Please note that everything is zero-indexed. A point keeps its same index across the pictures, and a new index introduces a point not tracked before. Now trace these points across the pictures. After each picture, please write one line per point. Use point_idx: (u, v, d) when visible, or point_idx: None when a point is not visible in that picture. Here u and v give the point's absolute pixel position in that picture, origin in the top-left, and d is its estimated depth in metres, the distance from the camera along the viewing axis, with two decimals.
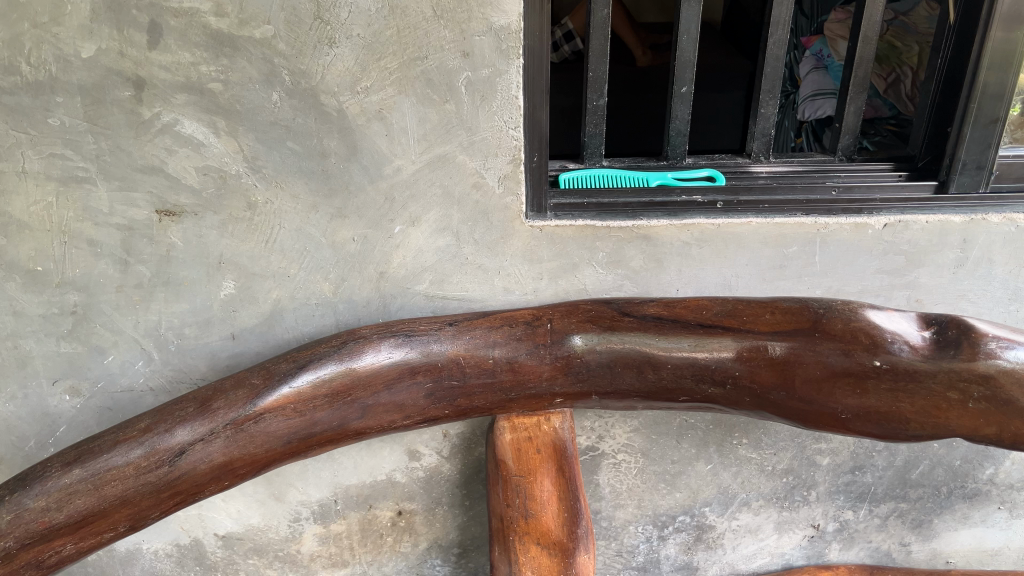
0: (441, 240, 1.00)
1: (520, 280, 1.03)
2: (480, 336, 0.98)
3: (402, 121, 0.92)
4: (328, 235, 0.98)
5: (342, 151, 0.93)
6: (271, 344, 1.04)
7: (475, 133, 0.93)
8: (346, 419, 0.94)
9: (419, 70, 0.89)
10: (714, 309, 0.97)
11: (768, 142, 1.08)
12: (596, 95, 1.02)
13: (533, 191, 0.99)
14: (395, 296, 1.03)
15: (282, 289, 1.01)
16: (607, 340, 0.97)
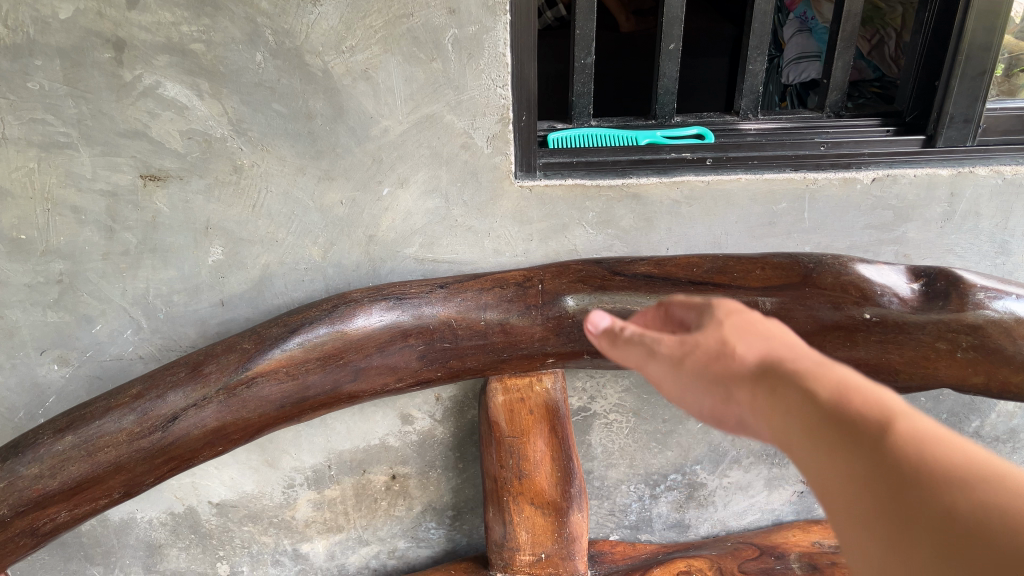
0: (430, 203, 0.99)
1: (510, 242, 1.02)
2: (471, 298, 0.98)
3: (388, 80, 0.91)
4: (316, 199, 0.97)
5: (328, 112, 0.92)
6: (262, 310, 1.04)
7: (463, 92, 0.92)
8: (339, 382, 0.95)
9: (405, 28, 0.88)
10: (705, 266, 0.96)
11: (756, 99, 1.08)
12: (583, 53, 1.02)
13: (522, 151, 0.98)
14: (384, 260, 1.02)
15: (271, 254, 1.00)
16: (599, 299, 0.97)
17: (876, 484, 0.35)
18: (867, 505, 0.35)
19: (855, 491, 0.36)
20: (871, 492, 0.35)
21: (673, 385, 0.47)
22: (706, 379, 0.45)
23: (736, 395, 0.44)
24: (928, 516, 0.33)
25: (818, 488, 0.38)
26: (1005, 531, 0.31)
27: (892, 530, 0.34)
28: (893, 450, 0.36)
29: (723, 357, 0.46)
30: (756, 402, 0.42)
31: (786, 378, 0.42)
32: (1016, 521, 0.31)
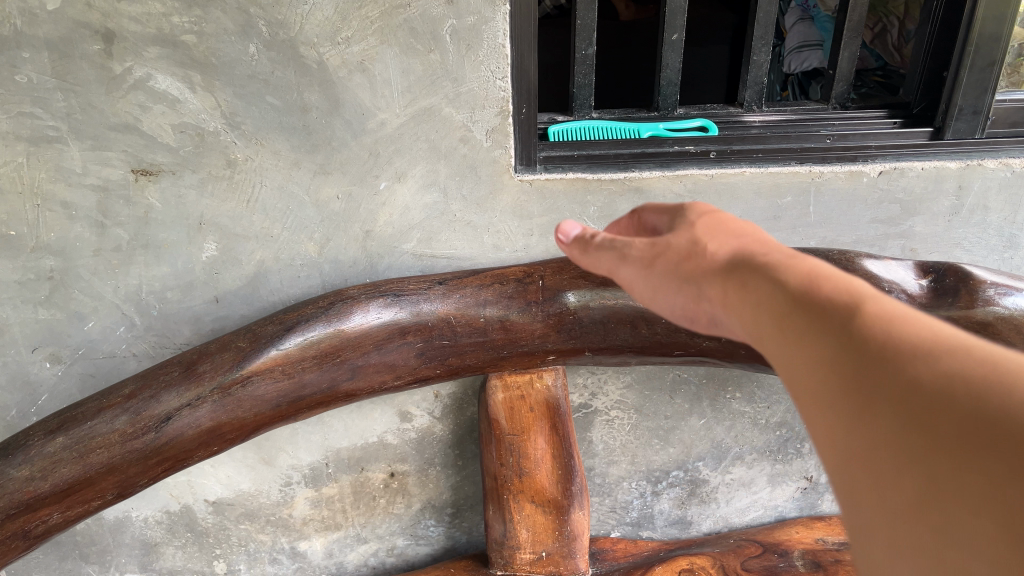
0: (428, 197, 0.97)
1: (510, 237, 1.00)
2: (471, 294, 0.96)
3: (385, 72, 0.89)
4: (312, 193, 0.95)
5: (324, 105, 0.90)
6: (257, 307, 1.02)
7: (462, 84, 0.90)
8: (336, 381, 0.93)
9: (401, 18, 0.86)
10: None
11: (761, 90, 1.06)
12: (584, 44, 1.00)
13: (521, 144, 0.96)
14: (382, 256, 1.00)
15: (266, 250, 0.98)
16: (601, 295, 0.96)
17: (841, 355, 0.40)
18: (831, 375, 0.40)
19: (822, 365, 0.40)
20: (837, 364, 0.40)
21: (655, 283, 0.58)
22: (683, 278, 0.56)
23: (707, 287, 0.54)
24: (884, 377, 0.37)
25: (788, 365, 0.43)
26: (944, 383, 0.35)
27: (851, 392, 0.38)
28: (852, 326, 0.40)
29: (695, 258, 0.56)
30: (726, 291, 0.51)
31: (748, 266, 0.51)
32: (953, 373, 0.35)
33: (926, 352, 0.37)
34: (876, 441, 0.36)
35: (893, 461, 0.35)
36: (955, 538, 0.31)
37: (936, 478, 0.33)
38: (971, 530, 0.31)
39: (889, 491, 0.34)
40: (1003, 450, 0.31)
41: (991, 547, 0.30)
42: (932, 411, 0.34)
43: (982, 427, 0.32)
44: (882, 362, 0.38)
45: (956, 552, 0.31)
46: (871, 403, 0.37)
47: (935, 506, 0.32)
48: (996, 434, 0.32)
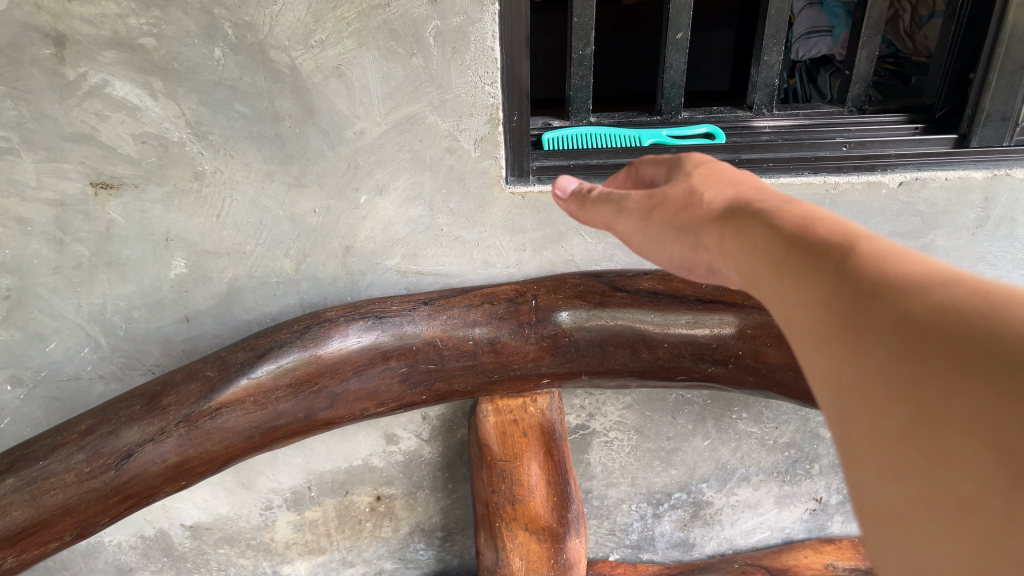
0: (413, 210, 0.89)
1: (501, 252, 0.93)
2: (459, 314, 0.90)
3: (363, 78, 0.82)
4: (286, 207, 0.88)
5: (297, 113, 0.83)
6: (230, 326, 0.95)
7: (447, 90, 0.83)
8: (313, 410, 0.86)
9: (381, 20, 0.79)
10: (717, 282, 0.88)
11: (772, 92, 0.98)
12: (581, 44, 0.92)
13: (513, 154, 0.89)
14: (364, 272, 0.93)
15: (239, 267, 0.91)
16: (598, 316, 0.89)
17: (833, 285, 0.36)
18: (823, 305, 0.36)
19: (813, 299, 0.37)
20: (829, 295, 0.36)
21: (652, 232, 0.56)
22: (677, 228, 0.54)
23: (703, 235, 0.51)
24: (880, 306, 0.34)
25: (779, 304, 0.40)
26: (943, 309, 0.31)
27: (843, 324, 0.35)
28: (848, 259, 0.37)
29: (690, 208, 0.54)
30: (723, 238, 0.48)
31: (746, 211, 0.48)
32: (953, 302, 0.32)
33: (926, 282, 0.33)
34: (866, 370, 0.32)
35: (886, 390, 0.31)
36: (945, 460, 0.28)
37: (929, 402, 0.29)
38: (965, 450, 0.27)
39: (879, 420, 0.31)
40: (1003, 371, 0.28)
41: (984, 465, 0.27)
42: (929, 338, 0.31)
43: (984, 350, 0.29)
44: (879, 292, 0.34)
45: (948, 473, 0.28)
46: (862, 333, 0.33)
47: (929, 431, 0.29)
48: (999, 357, 0.28)
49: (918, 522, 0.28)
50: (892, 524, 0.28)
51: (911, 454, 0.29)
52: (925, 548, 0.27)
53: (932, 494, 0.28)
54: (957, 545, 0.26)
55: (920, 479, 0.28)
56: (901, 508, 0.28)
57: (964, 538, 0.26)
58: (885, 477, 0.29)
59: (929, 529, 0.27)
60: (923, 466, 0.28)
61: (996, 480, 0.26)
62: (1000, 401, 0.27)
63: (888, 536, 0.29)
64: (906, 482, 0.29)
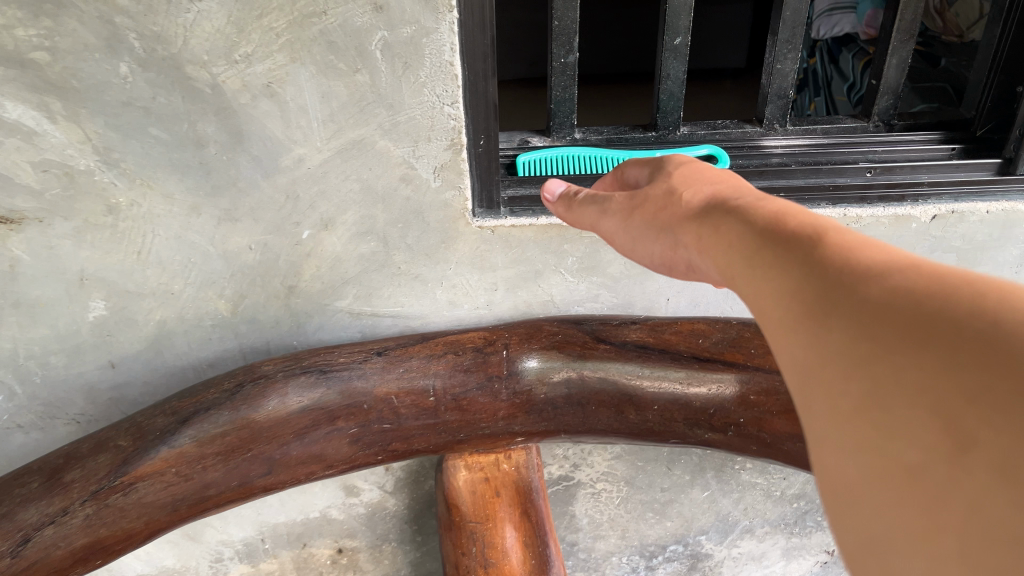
0: (364, 246, 0.77)
1: (469, 292, 0.81)
2: (417, 367, 0.78)
3: (299, 97, 0.69)
4: (217, 243, 0.76)
5: (223, 138, 0.71)
6: (162, 373, 0.83)
7: (399, 111, 0.71)
8: (248, 477, 0.75)
9: (316, 30, 0.66)
10: (714, 337, 0.75)
11: (785, 105, 0.85)
12: (563, 51, 0.80)
13: (480, 182, 0.76)
14: (310, 315, 0.81)
15: (167, 309, 0.79)
16: (576, 371, 0.77)
17: (801, 274, 0.35)
18: (788, 293, 0.34)
19: (776, 286, 0.35)
20: (795, 282, 0.34)
21: (632, 230, 0.54)
22: (657, 228, 0.52)
23: (681, 232, 0.49)
24: (843, 291, 0.32)
25: (748, 294, 0.38)
26: (900, 291, 0.30)
27: (806, 309, 0.33)
28: (815, 249, 0.35)
29: (667, 205, 0.52)
30: (702, 235, 0.46)
31: (725, 209, 0.46)
32: (912, 283, 0.30)
33: (886, 268, 0.32)
34: (825, 349, 0.30)
35: (839, 365, 0.29)
36: (894, 430, 0.26)
37: (883, 376, 0.28)
38: (915, 417, 0.25)
39: (831, 398, 0.29)
40: (954, 343, 0.26)
41: (934, 432, 0.25)
42: (886, 317, 0.29)
43: (936, 325, 0.27)
44: (842, 278, 0.33)
45: (897, 441, 0.25)
46: (822, 315, 0.32)
47: (876, 402, 0.27)
48: (951, 329, 0.27)
49: (863, 490, 0.25)
50: (838, 497, 0.26)
51: (862, 426, 0.27)
52: (870, 519, 0.25)
53: (878, 461, 0.26)
54: (905, 510, 0.24)
55: (866, 449, 0.26)
56: (847, 480, 0.26)
57: (908, 503, 0.24)
58: (835, 450, 0.27)
59: (872, 496, 0.25)
60: (871, 434, 0.26)
61: (943, 444, 0.24)
62: (950, 371, 0.26)
63: (834, 509, 0.26)
64: (853, 453, 0.26)
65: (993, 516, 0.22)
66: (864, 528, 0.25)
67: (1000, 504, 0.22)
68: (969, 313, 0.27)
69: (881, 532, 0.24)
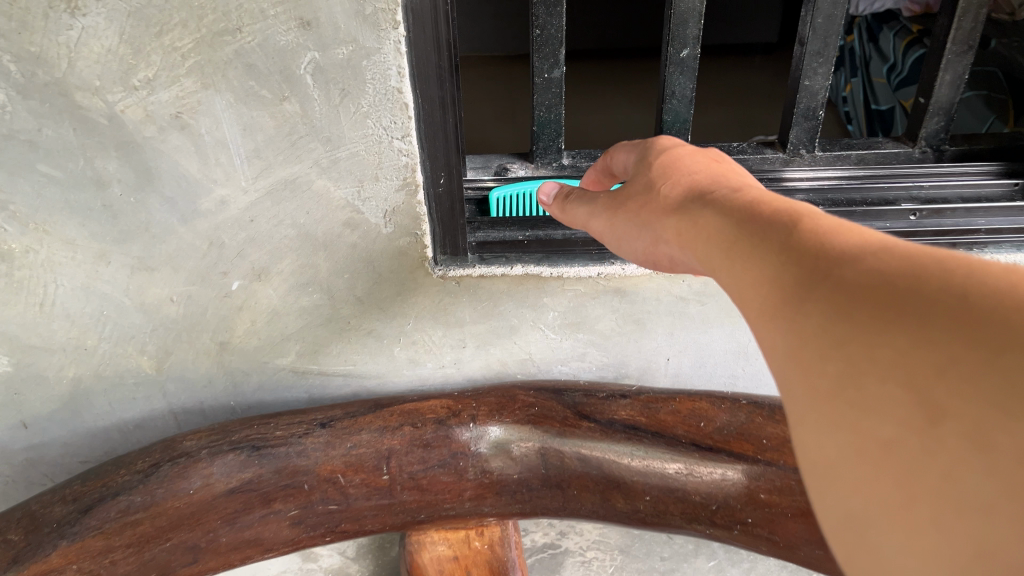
0: (306, 298, 0.65)
1: (432, 349, 0.69)
2: (367, 442, 0.66)
3: (216, 130, 0.57)
4: (132, 294, 0.64)
5: (128, 177, 0.59)
6: (82, 434, 0.72)
7: (338, 146, 0.58)
8: (168, 567, 0.64)
9: (230, 51, 0.54)
10: (719, 421, 0.63)
11: (815, 127, 0.69)
12: (547, 64, 0.66)
13: (443, 227, 0.63)
14: (248, 373, 0.69)
15: (81, 366, 0.68)
16: (556, 450, 0.65)
17: (772, 249, 0.31)
18: (761, 272, 0.30)
19: (748, 262, 0.31)
20: (766, 265, 0.30)
21: (619, 228, 0.45)
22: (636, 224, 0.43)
23: (655, 224, 0.42)
24: (811, 260, 0.28)
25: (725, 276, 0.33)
26: (867, 258, 0.27)
27: (775, 278, 0.29)
28: (783, 225, 0.31)
29: (647, 201, 0.43)
30: (680, 230, 0.39)
31: (703, 193, 0.39)
32: (878, 250, 0.27)
33: (851, 240, 0.28)
34: (795, 323, 0.27)
35: (808, 339, 0.26)
36: (866, 403, 0.23)
37: (851, 352, 0.24)
38: (889, 387, 0.23)
39: (800, 374, 0.26)
40: (921, 306, 0.24)
41: (904, 402, 0.22)
42: (850, 284, 0.26)
43: (902, 288, 0.25)
44: (811, 247, 0.29)
45: (870, 417, 0.23)
46: (791, 290, 0.28)
47: (846, 375, 0.24)
48: (916, 291, 0.24)
49: (845, 468, 0.23)
50: (818, 477, 0.24)
51: (835, 403, 0.24)
52: (854, 498, 0.22)
53: (853, 438, 0.23)
54: (889, 489, 0.22)
55: (840, 424, 0.24)
56: (824, 460, 0.24)
57: (887, 478, 0.22)
58: (809, 428, 0.24)
59: (853, 474, 0.23)
60: (845, 409, 0.24)
61: (915, 415, 0.22)
62: (920, 339, 0.23)
63: (815, 488, 0.24)
64: (826, 431, 0.24)
65: (977, 492, 0.20)
66: (850, 506, 0.23)
67: (977, 475, 0.20)
68: (933, 275, 0.24)
69: (866, 509, 0.22)
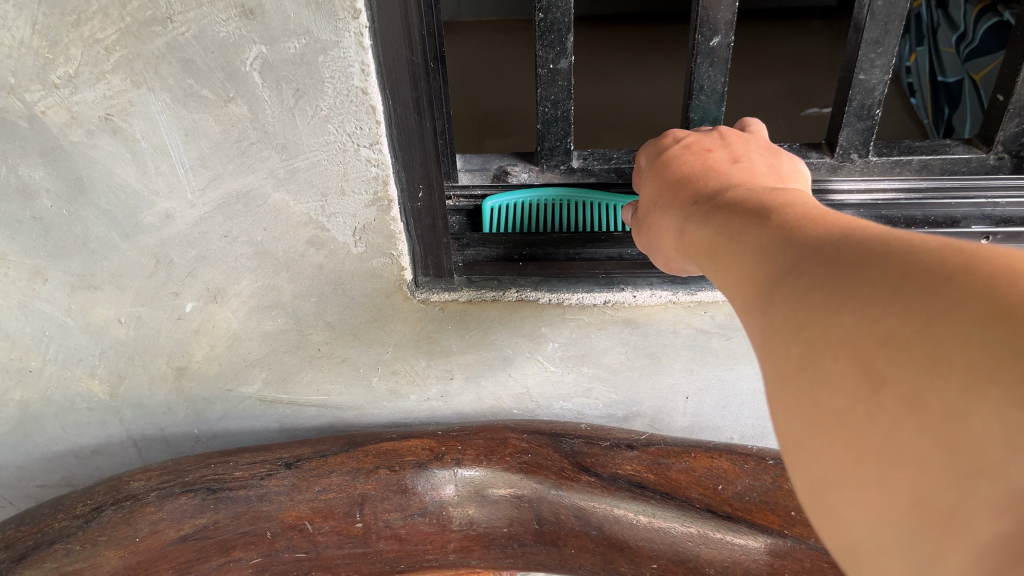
0: (270, 323, 0.58)
1: (414, 380, 0.61)
2: (337, 486, 0.58)
3: (153, 135, 0.48)
4: (75, 314, 0.57)
5: (58, 187, 0.51)
6: (36, 459, 0.66)
7: (296, 154, 0.49)
8: None
9: (161, 44, 0.45)
10: (740, 485, 0.54)
11: (870, 129, 0.56)
12: (551, 53, 0.48)
13: (424, 246, 0.55)
14: (211, 401, 0.62)
15: (27, 389, 0.61)
16: (551, 503, 0.57)
17: (743, 236, 0.29)
18: (733, 261, 0.29)
19: (722, 253, 0.30)
20: (736, 256, 0.29)
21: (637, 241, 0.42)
22: (640, 226, 0.41)
23: (659, 239, 0.39)
24: (775, 241, 0.27)
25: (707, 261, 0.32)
26: (829, 235, 0.26)
27: (743, 261, 0.28)
28: (756, 204, 0.30)
29: (651, 220, 0.39)
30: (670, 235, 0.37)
31: (687, 196, 0.36)
32: (839, 225, 0.26)
33: (818, 217, 0.27)
34: (764, 304, 0.26)
35: (775, 320, 0.25)
36: (819, 378, 0.23)
37: (807, 326, 0.24)
38: (838, 359, 0.22)
39: (770, 353, 0.25)
40: (867, 275, 0.23)
41: (850, 373, 0.22)
42: (808, 260, 0.25)
43: (855, 259, 0.24)
44: (778, 224, 0.28)
45: (823, 388, 0.22)
46: (760, 276, 0.27)
47: (805, 353, 0.23)
48: (869, 262, 0.23)
49: (807, 442, 0.23)
50: (792, 451, 0.24)
51: (796, 381, 0.23)
52: (815, 466, 0.22)
53: (812, 411, 0.23)
54: (843, 458, 0.21)
55: (801, 399, 0.23)
56: (793, 436, 0.23)
57: (840, 445, 0.21)
58: (781, 407, 0.24)
59: (815, 445, 0.22)
60: (803, 383, 0.23)
61: (859, 384, 0.21)
62: (868, 310, 0.22)
63: (790, 461, 0.24)
64: (792, 408, 0.23)
65: (915, 450, 0.19)
66: (814, 474, 0.22)
67: (914, 433, 0.20)
68: (884, 245, 0.23)
69: (826, 477, 0.22)
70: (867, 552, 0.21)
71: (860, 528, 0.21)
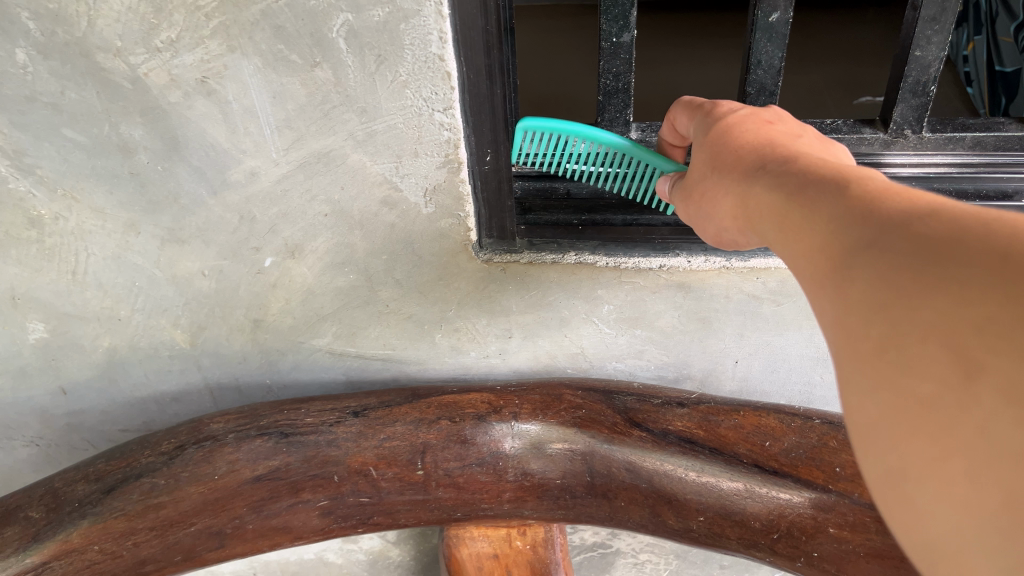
0: (342, 279, 0.62)
1: (475, 338, 0.65)
2: (401, 435, 0.61)
3: (244, 97, 0.52)
4: (164, 266, 0.61)
5: (154, 144, 0.55)
6: (119, 403, 0.70)
7: (374, 117, 0.53)
8: (195, 551, 0.61)
9: (257, 11, 0.48)
10: (787, 442, 0.57)
11: (926, 104, 0.57)
12: (615, 27, 0.51)
13: (489, 208, 0.59)
14: (283, 352, 0.66)
15: (116, 336, 0.66)
16: (607, 457, 0.59)
17: (818, 215, 0.29)
18: (806, 238, 0.29)
19: (795, 227, 0.30)
20: (810, 235, 0.29)
21: (696, 212, 0.44)
22: (699, 195, 0.43)
23: (716, 209, 0.41)
24: (855, 221, 0.27)
25: (776, 241, 0.32)
26: (913, 216, 0.25)
27: (819, 240, 0.28)
28: (832, 182, 0.30)
29: (707, 187, 0.42)
30: (734, 210, 0.38)
31: (747, 166, 0.38)
32: (925, 207, 0.26)
33: (899, 197, 0.27)
34: (839, 283, 0.26)
35: (852, 301, 0.25)
36: (905, 365, 0.23)
37: (891, 312, 0.24)
38: (929, 347, 0.22)
39: (843, 334, 0.25)
40: (963, 262, 0.23)
41: (942, 360, 0.22)
42: (891, 242, 0.25)
43: (948, 245, 0.23)
44: (857, 203, 0.28)
45: (909, 376, 0.22)
46: (838, 256, 0.27)
47: (888, 336, 0.23)
48: (964, 247, 0.23)
49: (882, 428, 0.23)
50: (862, 436, 0.24)
51: (874, 362, 0.23)
52: (892, 455, 0.22)
53: (891, 397, 0.23)
54: (928, 449, 0.21)
55: (878, 383, 0.23)
56: (866, 419, 0.23)
57: (922, 435, 0.22)
58: (852, 390, 0.24)
59: (893, 432, 0.22)
60: (884, 370, 0.23)
61: (950, 373, 0.21)
62: (963, 296, 0.22)
63: (861, 447, 0.24)
64: (867, 391, 0.23)
65: (1008, 445, 0.20)
66: (889, 462, 0.22)
67: (1007, 427, 0.20)
68: (978, 231, 0.23)
69: (903, 465, 0.22)
70: (941, 546, 0.21)
71: (937, 520, 0.21)
